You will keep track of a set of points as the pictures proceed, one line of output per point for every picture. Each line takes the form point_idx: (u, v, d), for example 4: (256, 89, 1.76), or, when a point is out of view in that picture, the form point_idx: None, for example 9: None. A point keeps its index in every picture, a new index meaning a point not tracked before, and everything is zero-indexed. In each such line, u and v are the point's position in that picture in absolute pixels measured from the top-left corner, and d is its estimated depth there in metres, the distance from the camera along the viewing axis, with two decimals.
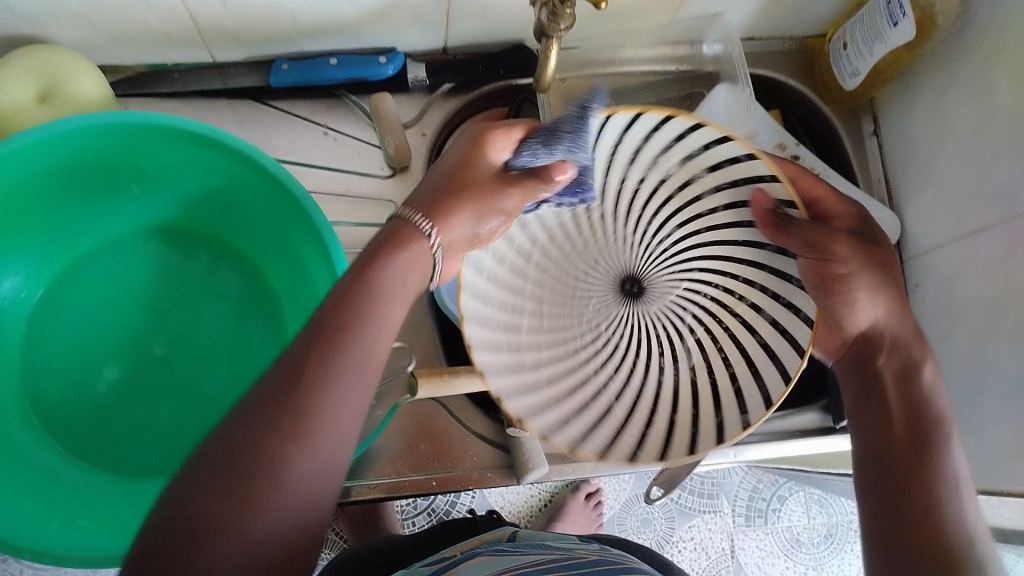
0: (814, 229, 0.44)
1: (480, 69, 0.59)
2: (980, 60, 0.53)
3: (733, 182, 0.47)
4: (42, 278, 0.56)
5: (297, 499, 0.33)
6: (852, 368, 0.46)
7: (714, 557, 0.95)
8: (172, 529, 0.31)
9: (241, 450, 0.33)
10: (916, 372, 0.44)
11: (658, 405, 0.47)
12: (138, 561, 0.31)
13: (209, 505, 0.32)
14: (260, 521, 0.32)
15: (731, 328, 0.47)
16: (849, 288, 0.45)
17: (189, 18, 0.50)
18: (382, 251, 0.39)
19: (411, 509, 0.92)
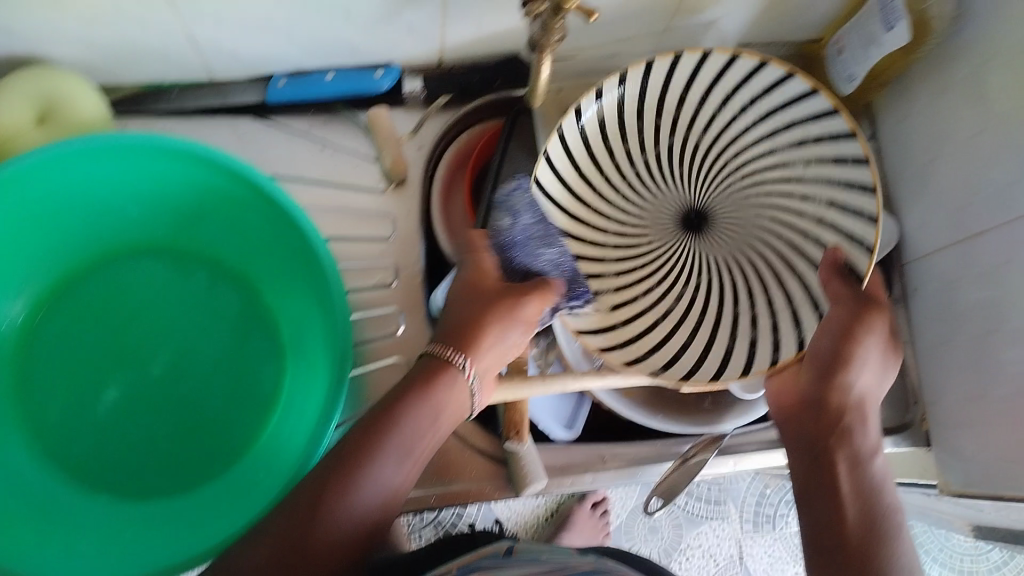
0: (853, 307, 0.51)
1: (477, 80, 0.59)
2: (976, 64, 0.53)
3: (817, 137, 0.53)
4: (39, 298, 0.56)
5: (358, 517, 0.43)
6: (806, 449, 0.51)
7: (723, 564, 0.95)
8: (268, 537, 0.41)
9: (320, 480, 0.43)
10: (865, 461, 0.49)
11: (695, 319, 0.54)
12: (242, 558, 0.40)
13: (295, 516, 0.41)
14: (332, 528, 0.42)
15: (784, 268, 0.54)
16: (848, 368, 0.51)
17: (186, 38, 0.51)
18: (429, 378, 0.46)
19: (418, 521, 0.92)
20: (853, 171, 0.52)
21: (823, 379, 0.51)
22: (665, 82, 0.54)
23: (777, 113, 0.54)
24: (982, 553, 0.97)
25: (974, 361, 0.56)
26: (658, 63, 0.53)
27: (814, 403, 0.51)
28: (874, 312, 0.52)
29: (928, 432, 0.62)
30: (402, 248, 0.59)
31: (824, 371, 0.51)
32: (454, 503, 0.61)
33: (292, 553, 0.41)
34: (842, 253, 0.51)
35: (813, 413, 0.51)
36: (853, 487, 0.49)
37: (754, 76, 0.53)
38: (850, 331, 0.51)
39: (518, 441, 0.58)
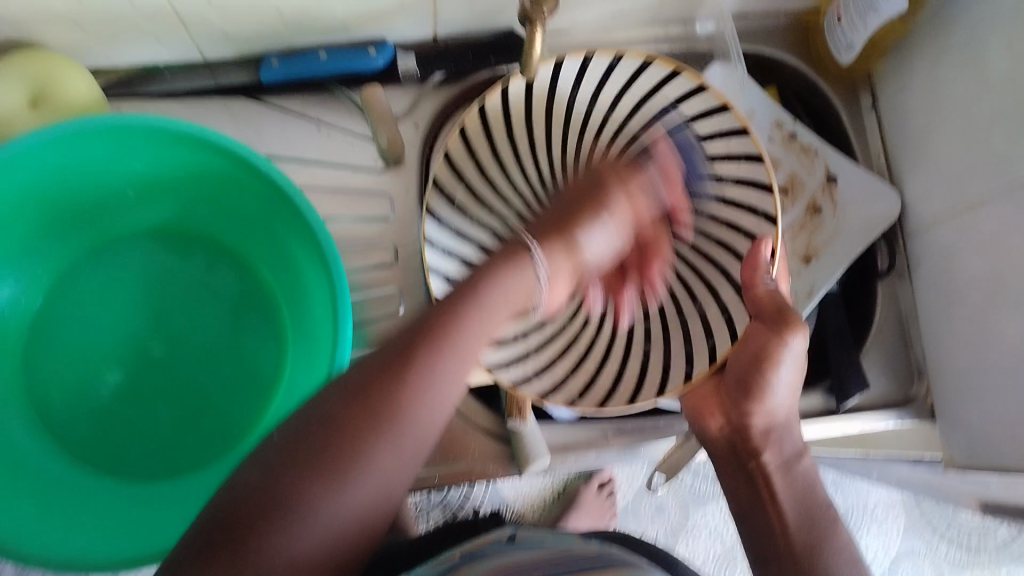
0: (772, 327, 0.49)
1: (470, 56, 0.58)
2: (978, 29, 0.53)
3: (708, 135, 0.55)
4: (39, 284, 0.56)
5: (371, 488, 0.37)
6: (732, 458, 0.51)
7: (728, 543, 0.96)
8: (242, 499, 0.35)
9: (327, 434, 0.36)
10: (793, 466, 0.49)
11: (606, 343, 0.55)
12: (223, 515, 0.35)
13: (291, 476, 0.35)
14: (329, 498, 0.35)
15: (692, 282, 0.55)
16: (765, 393, 0.49)
17: (175, 16, 0.50)
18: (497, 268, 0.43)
19: (426, 503, 0.90)
20: (744, 170, 0.54)
21: (736, 404, 0.50)
22: (557, 90, 0.55)
23: (670, 115, 0.55)
24: (989, 530, 0.98)
25: (977, 330, 0.55)
26: (567, 62, 0.53)
27: (732, 425, 0.51)
28: (792, 336, 0.48)
29: (931, 406, 0.61)
30: (400, 228, 0.59)
31: (738, 395, 0.50)
32: (457, 483, 0.61)
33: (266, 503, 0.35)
34: (766, 249, 0.50)
35: (735, 438, 0.51)
36: (787, 495, 0.49)
37: (637, 79, 0.54)
38: (767, 356, 0.49)
39: (522, 420, 0.58)
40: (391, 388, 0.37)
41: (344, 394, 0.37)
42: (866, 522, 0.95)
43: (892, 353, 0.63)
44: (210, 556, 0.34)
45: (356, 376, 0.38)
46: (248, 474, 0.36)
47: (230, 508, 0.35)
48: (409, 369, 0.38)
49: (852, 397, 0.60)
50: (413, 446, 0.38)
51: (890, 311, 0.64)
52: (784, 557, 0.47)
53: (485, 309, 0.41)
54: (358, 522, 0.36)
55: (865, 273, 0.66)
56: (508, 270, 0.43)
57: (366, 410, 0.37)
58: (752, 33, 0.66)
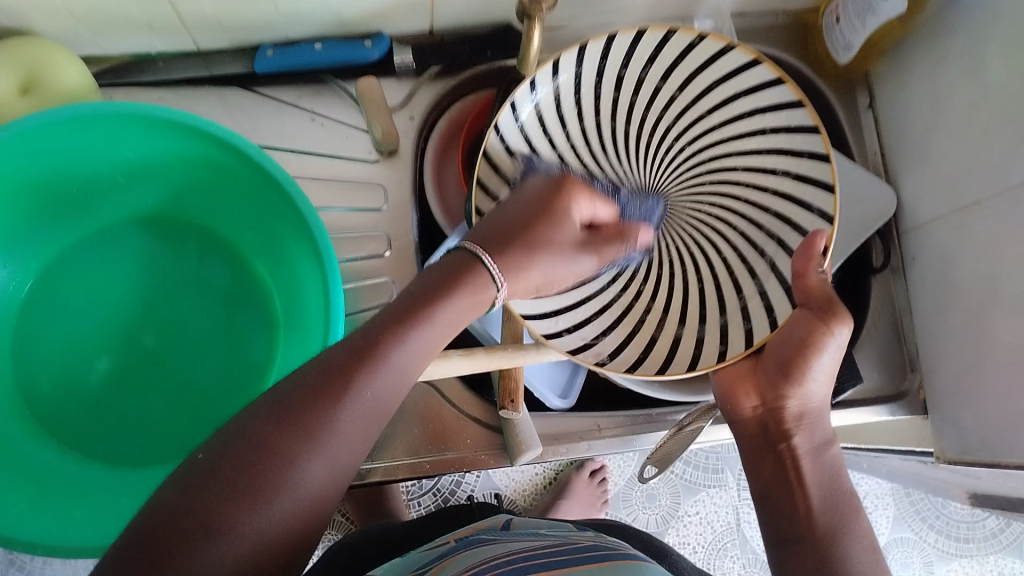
0: (819, 316, 0.48)
1: (467, 49, 0.59)
2: (978, 30, 0.52)
3: (767, 127, 0.54)
4: (30, 271, 0.56)
5: (301, 498, 0.36)
6: (759, 444, 0.49)
7: (720, 531, 0.96)
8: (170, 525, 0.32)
9: (251, 447, 0.35)
10: (819, 455, 0.48)
11: (642, 311, 0.56)
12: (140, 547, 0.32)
13: (215, 499, 0.33)
14: (263, 513, 0.34)
15: (735, 269, 0.55)
16: (806, 377, 0.48)
17: (170, 7, 0.50)
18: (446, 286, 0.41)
19: (418, 490, 0.92)
20: (804, 166, 0.53)
21: (773, 388, 0.48)
22: (625, 62, 0.54)
23: (741, 99, 0.54)
24: (977, 521, 0.98)
25: (971, 331, 0.55)
26: (619, 38, 0.53)
27: (767, 407, 0.49)
28: (838, 325, 0.48)
29: (924, 401, 0.62)
30: (394, 219, 0.59)
31: (776, 376, 0.48)
32: (448, 471, 0.61)
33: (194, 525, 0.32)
34: (823, 243, 0.49)
35: (768, 420, 0.49)
36: (814, 480, 0.47)
37: (716, 59, 0.53)
38: (812, 343, 0.48)
39: (514, 410, 0.57)
40: (319, 409, 0.36)
41: (268, 415, 0.36)
42: None
43: (886, 345, 0.63)
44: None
45: (279, 398, 0.37)
46: (159, 504, 0.33)
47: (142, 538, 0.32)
48: (343, 393, 0.37)
49: (846, 393, 0.61)
50: (343, 456, 0.37)
51: (885, 308, 0.64)
52: (806, 539, 0.46)
53: (427, 328, 0.40)
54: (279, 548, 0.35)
55: (858, 268, 0.66)
56: (463, 290, 0.41)
57: (292, 429, 0.36)
58: (751, 31, 0.66)
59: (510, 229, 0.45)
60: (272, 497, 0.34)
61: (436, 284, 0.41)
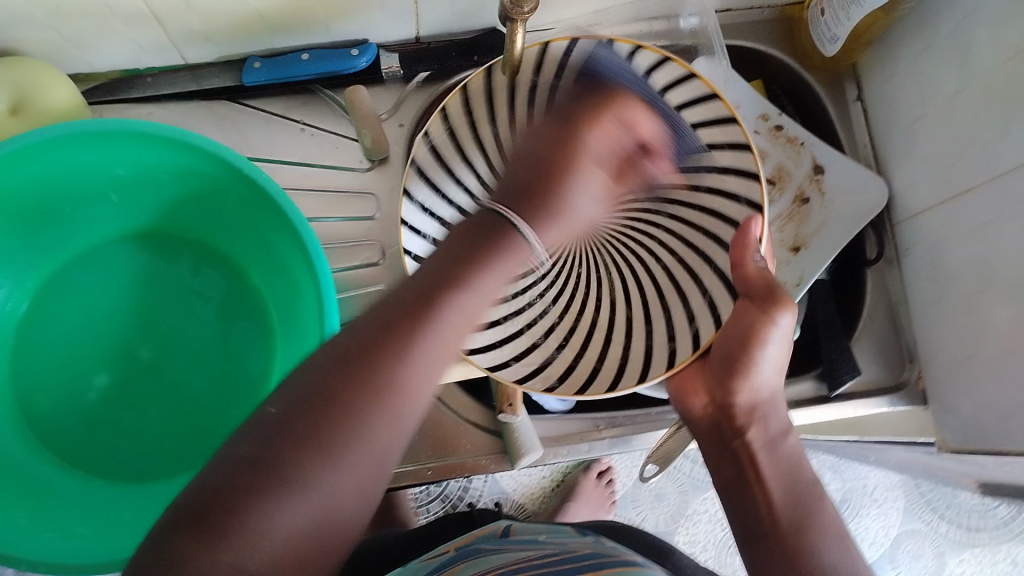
0: (761, 305, 0.48)
1: (455, 55, 0.58)
2: (961, 17, 0.53)
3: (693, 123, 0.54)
4: (27, 290, 0.57)
5: (365, 455, 0.38)
6: (714, 437, 0.51)
7: (729, 528, 0.96)
8: (240, 466, 0.35)
9: (327, 402, 0.37)
10: (779, 443, 0.49)
11: (589, 325, 0.55)
12: (214, 483, 0.35)
13: (296, 448, 0.36)
14: (334, 463, 0.37)
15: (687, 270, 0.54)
16: (752, 371, 0.49)
17: (155, 21, 0.50)
18: (470, 261, 0.43)
19: (425, 497, 0.92)
20: (727, 159, 0.53)
21: (721, 384, 0.50)
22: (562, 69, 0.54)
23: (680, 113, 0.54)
24: (989, 510, 0.98)
25: (966, 318, 0.55)
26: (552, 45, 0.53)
27: (718, 405, 0.50)
28: (780, 313, 0.48)
29: (923, 390, 0.61)
30: (387, 226, 0.59)
31: (722, 375, 0.50)
32: (451, 476, 0.61)
33: (267, 466, 0.35)
34: (756, 229, 0.50)
35: (721, 417, 0.51)
36: (773, 475, 0.48)
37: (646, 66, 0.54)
38: (755, 334, 0.48)
39: (512, 413, 0.58)
40: (376, 368, 0.38)
41: (327, 368, 0.39)
42: (865, 503, 0.96)
43: (883, 336, 0.64)
44: (203, 519, 0.34)
45: (342, 348, 0.39)
46: (227, 456, 0.36)
47: (206, 491, 0.34)
48: (387, 356, 0.39)
49: (844, 383, 0.60)
50: (402, 419, 0.39)
51: (881, 299, 0.64)
52: (771, 537, 0.47)
53: (459, 303, 0.41)
54: (342, 505, 0.37)
55: (853, 261, 0.66)
56: (496, 261, 0.44)
57: (354, 386, 0.38)
58: (739, 26, 0.66)
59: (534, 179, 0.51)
60: (333, 451, 0.37)
61: (471, 254, 0.43)
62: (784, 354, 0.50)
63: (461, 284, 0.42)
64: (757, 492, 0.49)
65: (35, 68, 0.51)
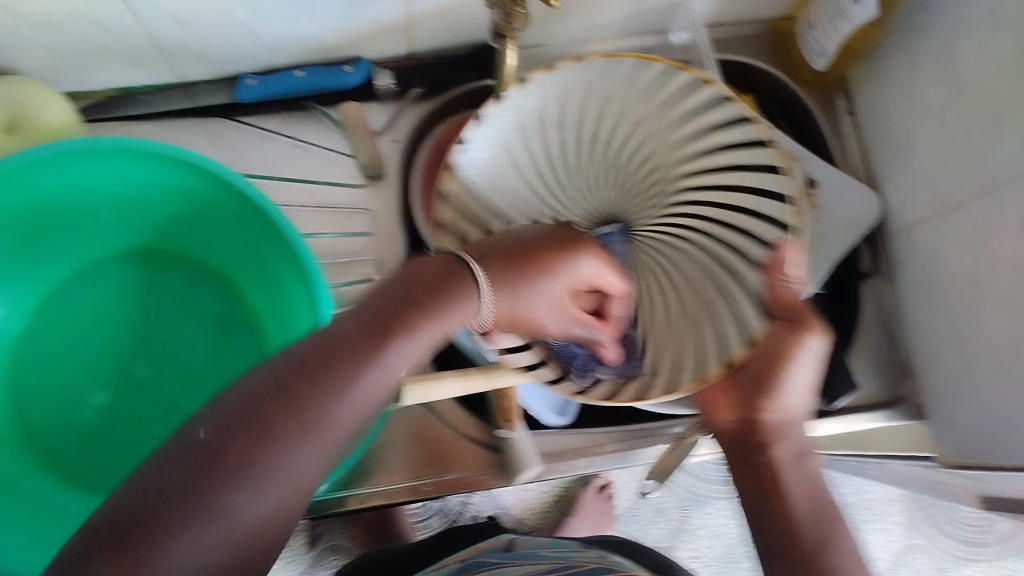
0: (792, 326, 0.49)
1: (447, 71, 0.59)
2: (950, 31, 0.53)
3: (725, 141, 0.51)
4: (23, 309, 0.56)
5: (286, 484, 0.36)
6: (737, 451, 0.52)
7: (731, 543, 0.95)
8: (166, 481, 0.34)
9: (252, 427, 0.36)
10: (804, 458, 0.50)
11: (621, 337, 0.53)
12: (131, 503, 0.33)
13: (219, 471, 0.34)
14: (261, 484, 0.35)
15: (728, 283, 0.51)
16: (778, 392, 0.50)
17: (149, 39, 0.51)
18: (424, 296, 0.42)
19: (425, 512, 0.91)
20: (758, 176, 0.50)
21: (748, 400, 0.51)
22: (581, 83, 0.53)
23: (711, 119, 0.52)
24: (991, 524, 0.97)
25: (962, 331, 0.55)
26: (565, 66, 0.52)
27: (743, 420, 0.51)
28: (811, 336, 0.49)
29: (919, 406, 0.61)
30: (383, 241, 0.59)
31: (752, 391, 0.51)
32: (449, 493, 0.61)
33: (188, 487, 0.34)
34: (790, 252, 0.47)
35: (744, 432, 0.51)
36: (797, 492, 0.49)
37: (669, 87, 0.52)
38: (786, 354, 0.50)
39: (511, 428, 0.58)
40: (312, 394, 0.37)
41: (258, 395, 0.37)
42: (867, 518, 0.95)
43: (878, 351, 0.64)
44: (119, 541, 0.32)
45: (274, 375, 0.38)
46: (151, 473, 0.34)
47: (125, 511, 0.32)
48: (329, 380, 0.38)
49: (842, 398, 0.60)
50: (332, 447, 0.38)
51: (877, 314, 0.64)
52: (789, 554, 0.48)
53: (412, 338, 0.41)
54: (263, 532, 0.36)
55: (847, 275, 0.66)
56: (444, 310, 0.42)
57: (283, 416, 0.37)
58: (729, 41, 0.67)
59: (519, 246, 0.48)
60: (260, 480, 0.35)
61: (427, 291, 0.42)
62: (812, 374, 0.51)
63: (420, 312, 0.42)
64: (775, 502, 0.49)
65: (30, 87, 0.51)
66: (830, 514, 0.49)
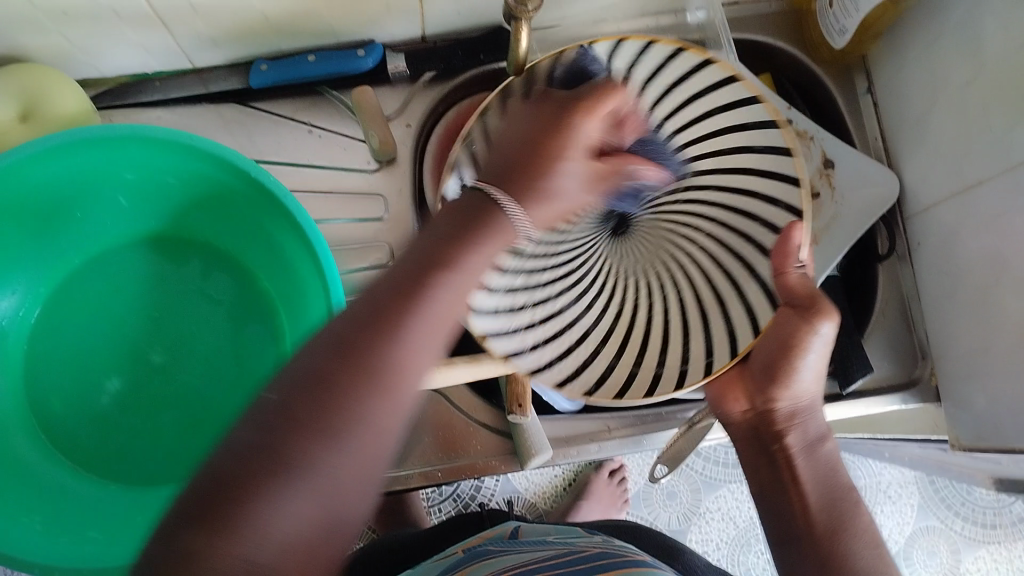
0: (801, 314, 0.47)
1: (459, 53, 0.58)
2: (971, 8, 0.52)
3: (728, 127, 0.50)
4: (39, 295, 0.57)
5: (364, 444, 0.34)
6: (752, 439, 0.52)
7: (743, 526, 0.95)
8: (243, 454, 0.32)
9: (321, 389, 0.33)
10: (817, 445, 0.50)
11: (622, 332, 0.52)
12: (215, 479, 0.31)
13: (294, 437, 0.32)
14: (341, 448, 0.33)
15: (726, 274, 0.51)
16: (789, 381, 0.49)
17: (162, 26, 0.50)
18: (463, 235, 0.38)
19: (437, 496, 0.92)
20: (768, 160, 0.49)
21: (761, 391, 0.50)
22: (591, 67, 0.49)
23: (708, 94, 0.49)
24: (1005, 506, 0.97)
25: (980, 312, 0.55)
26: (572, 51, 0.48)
27: (757, 410, 0.51)
28: (821, 322, 0.47)
29: (936, 388, 0.61)
30: (396, 227, 0.59)
31: (762, 381, 0.50)
32: (461, 477, 0.61)
33: (270, 455, 0.32)
34: (797, 235, 0.47)
35: (758, 422, 0.51)
36: (809, 479, 0.49)
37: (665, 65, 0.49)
38: (795, 344, 0.48)
39: (523, 414, 0.58)
40: (373, 349, 0.35)
41: (318, 359, 0.34)
42: (879, 500, 0.95)
43: (894, 332, 0.63)
44: (210, 513, 0.31)
45: (332, 335, 0.35)
46: (230, 444, 0.32)
47: (213, 484, 0.31)
48: (385, 328, 0.35)
49: (857, 381, 0.60)
50: (403, 405, 0.36)
51: (892, 295, 0.63)
52: (806, 538, 0.48)
53: (462, 272, 0.38)
54: (352, 492, 0.34)
55: (865, 255, 0.65)
56: (483, 238, 0.39)
57: (349, 370, 0.34)
58: (747, 19, 0.66)
59: (522, 159, 0.42)
60: (339, 436, 0.33)
61: (465, 227, 0.39)
62: (824, 359, 0.50)
63: (462, 246, 0.38)
64: (793, 494, 0.49)
65: (44, 74, 0.51)
66: (844, 498, 0.49)
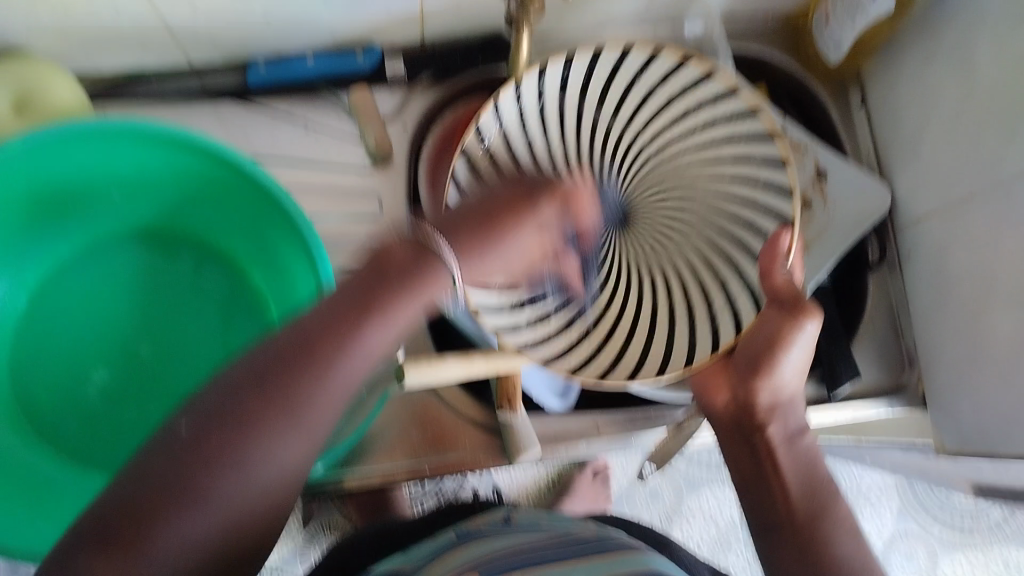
0: (788, 314, 0.49)
1: (457, 59, 0.58)
2: (967, 27, 0.53)
3: (737, 137, 0.50)
4: (25, 285, 0.56)
5: (267, 461, 0.37)
6: (734, 433, 0.51)
7: (723, 527, 0.97)
8: (137, 491, 0.35)
9: (243, 409, 0.36)
10: (797, 438, 0.50)
11: (611, 319, 0.52)
12: (101, 522, 0.34)
13: (174, 475, 0.35)
14: (226, 481, 0.36)
15: (724, 277, 0.51)
16: (772, 373, 0.50)
17: (160, 22, 0.50)
18: (394, 291, 0.39)
19: (421, 492, 0.92)
20: (768, 175, 0.50)
21: (743, 382, 0.50)
22: (608, 83, 0.51)
23: (727, 101, 0.50)
24: (981, 511, 0.99)
25: (967, 326, 0.56)
26: (603, 54, 0.49)
27: (738, 402, 0.51)
28: (807, 321, 0.49)
29: (923, 394, 0.62)
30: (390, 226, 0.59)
31: (745, 373, 0.50)
32: (448, 473, 0.61)
33: (156, 490, 0.35)
34: (785, 242, 0.48)
35: (741, 414, 0.51)
36: (790, 470, 0.49)
37: (673, 75, 0.50)
38: (780, 339, 0.49)
39: (511, 411, 0.59)
40: (286, 389, 0.37)
41: (238, 389, 0.36)
42: (860, 504, 0.96)
43: (883, 341, 0.64)
44: (102, 544, 0.34)
45: (257, 359, 0.37)
46: (134, 468, 0.35)
47: (112, 510, 0.34)
48: (300, 377, 0.37)
49: (843, 384, 0.61)
50: (313, 426, 0.38)
51: (881, 306, 0.65)
52: (786, 526, 0.47)
53: (384, 326, 0.39)
54: (240, 512, 0.37)
55: (854, 264, 0.66)
56: (414, 289, 0.40)
57: (262, 410, 0.36)
58: (743, 35, 0.66)
59: (485, 207, 0.45)
60: (238, 467, 0.36)
61: (399, 274, 0.40)
62: (805, 358, 0.51)
63: (398, 292, 0.39)
64: (775, 485, 0.49)
65: (40, 67, 0.51)
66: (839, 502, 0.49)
